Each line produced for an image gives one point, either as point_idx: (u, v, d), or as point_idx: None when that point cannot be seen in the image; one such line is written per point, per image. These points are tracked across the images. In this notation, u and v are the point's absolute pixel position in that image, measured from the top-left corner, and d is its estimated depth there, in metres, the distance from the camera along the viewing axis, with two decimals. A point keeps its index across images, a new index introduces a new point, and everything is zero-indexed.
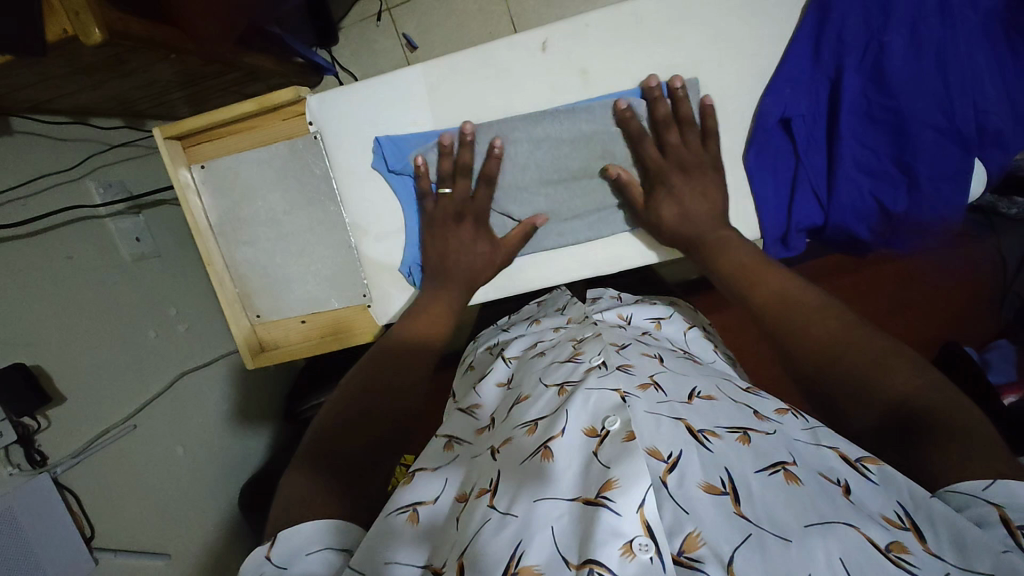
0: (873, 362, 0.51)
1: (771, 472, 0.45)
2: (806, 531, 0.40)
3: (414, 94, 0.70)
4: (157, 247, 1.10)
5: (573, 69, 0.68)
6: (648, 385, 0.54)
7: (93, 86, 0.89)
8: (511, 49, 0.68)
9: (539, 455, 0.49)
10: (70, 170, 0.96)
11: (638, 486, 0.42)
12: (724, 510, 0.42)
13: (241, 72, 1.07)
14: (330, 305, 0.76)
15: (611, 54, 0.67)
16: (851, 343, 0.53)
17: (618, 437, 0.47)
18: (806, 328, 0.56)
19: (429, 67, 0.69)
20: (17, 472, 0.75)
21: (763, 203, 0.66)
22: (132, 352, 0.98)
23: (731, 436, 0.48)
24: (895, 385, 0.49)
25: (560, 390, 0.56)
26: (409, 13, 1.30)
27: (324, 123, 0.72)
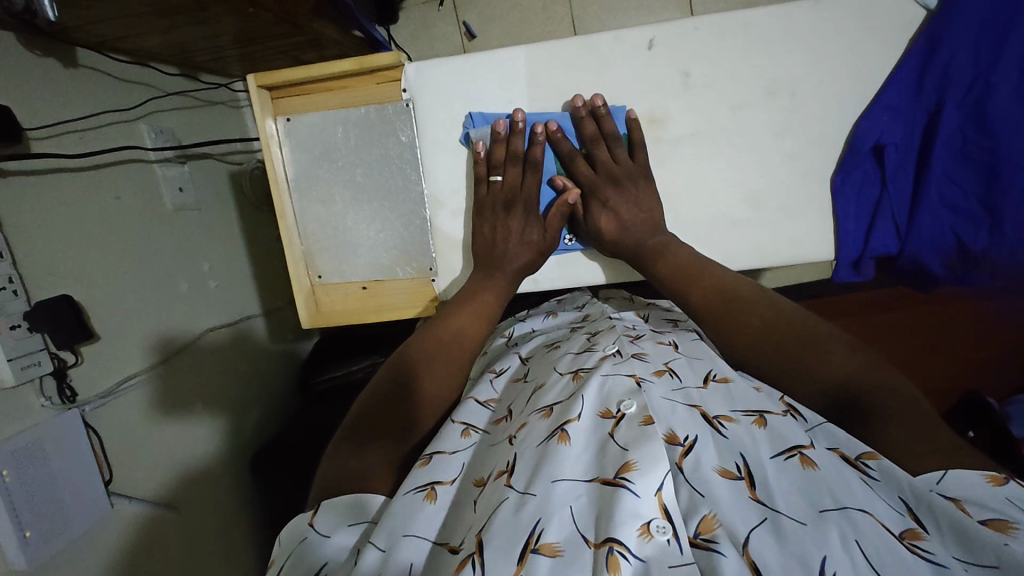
0: (808, 345, 0.55)
1: (787, 457, 0.45)
2: (822, 515, 0.40)
3: (514, 75, 0.71)
4: (197, 199, 1.09)
5: (675, 71, 0.68)
6: (663, 371, 0.56)
7: (164, 31, 0.89)
8: (617, 43, 0.69)
9: (555, 438, 0.48)
10: (126, 111, 0.95)
11: (657, 470, 0.43)
12: (739, 493, 0.43)
13: (305, 37, 1.07)
14: (395, 275, 0.76)
15: (708, 61, 0.68)
16: (786, 326, 0.58)
17: (635, 420, 0.48)
18: (744, 317, 0.60)
19: (531, 51, 0.70)
20: (48, 405, 0.73)
21: (844, 227, 0.67)
22: (163, 300, 0.97)
23: (747, 422, 0.49)
24: (798, 340, 0.56)
25: (573, 375, 0.57)
26: (471, 3, 1.31)
27: (417, 92, 0.72)
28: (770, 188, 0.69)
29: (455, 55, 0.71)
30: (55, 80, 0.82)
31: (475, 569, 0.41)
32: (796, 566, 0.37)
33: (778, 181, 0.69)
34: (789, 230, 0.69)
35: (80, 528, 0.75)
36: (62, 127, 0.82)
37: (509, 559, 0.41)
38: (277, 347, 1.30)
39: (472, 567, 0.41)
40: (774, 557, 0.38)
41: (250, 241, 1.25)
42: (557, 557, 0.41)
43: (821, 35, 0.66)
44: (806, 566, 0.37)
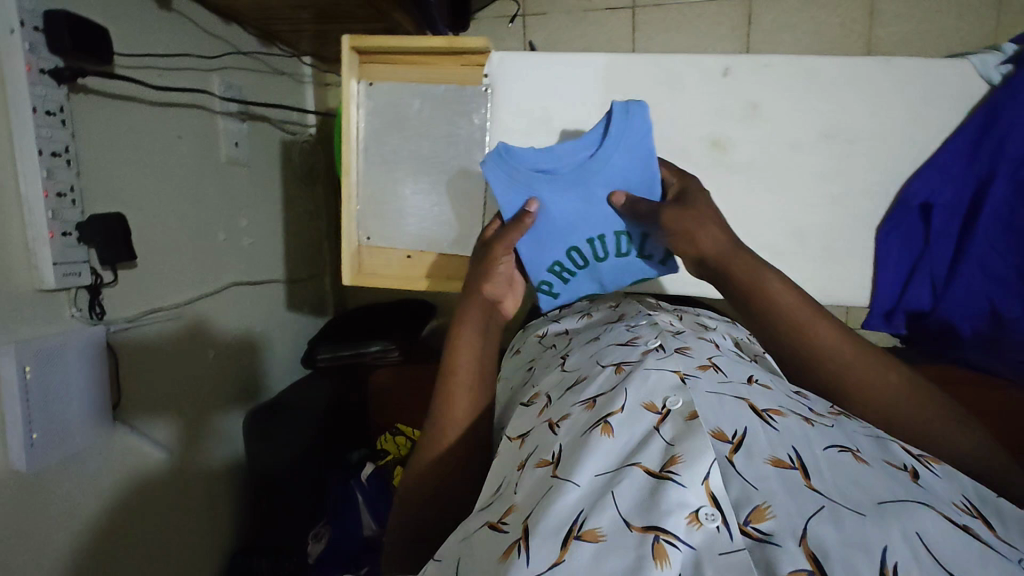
0: (943, 426, 0.54)
1: (840, 451, 0.46)
2: (882, 507, 0.41)
3: (591, 78, 0.74)
4: (249, 156, 1.13)
5: (741, 101, 0.72)
6: (708, 367, 0.55)
7: None
8: (691, 65, 0.72)
9: (597, 428, 0.48)
10: (203, 60, 0.99)
11: (703, 460, 0.44)
12: (794, 482, 0.43)
13: (381, 24, 1.11)
14: (439, 247, 0.79)
15: (774, 101, 0.72)
16: (914, 407, 0.55)
17: (682, 415, 0.48)
18: (870, 391, 0.56)
19: (610, 59, 0.73)
20: (77, 315, 0.74)
21: (883, 276, 0.72)
22: (201, 244, 0.99)
23: (796, 416, 0.49)
24: (928, 422, 0.55)
25: (615, 369, 0.57)
26: (540, 24, 1.37)
27: (497, 79, 0.76)
28: (817, 229, 0.73)
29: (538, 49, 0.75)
30: (148, 16, 0.86)
31: (521, 552, 0.42)
32: (857, 553, 0.37)
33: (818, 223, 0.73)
34: (823, 273, 0.73)
35: (80, 445, 0.75)
36: (145, 59, 0.85)
37: (554, 543, 0.42)
38: (293, 314, 1.32)
39: (518, 551, 0.42)
40: (831, 539, 0.38)
41: (287, 208, 1.28)
42: (599, 542, 0.41)
43: (883, 95, 0.70)
44: (867, 551, 0.37)
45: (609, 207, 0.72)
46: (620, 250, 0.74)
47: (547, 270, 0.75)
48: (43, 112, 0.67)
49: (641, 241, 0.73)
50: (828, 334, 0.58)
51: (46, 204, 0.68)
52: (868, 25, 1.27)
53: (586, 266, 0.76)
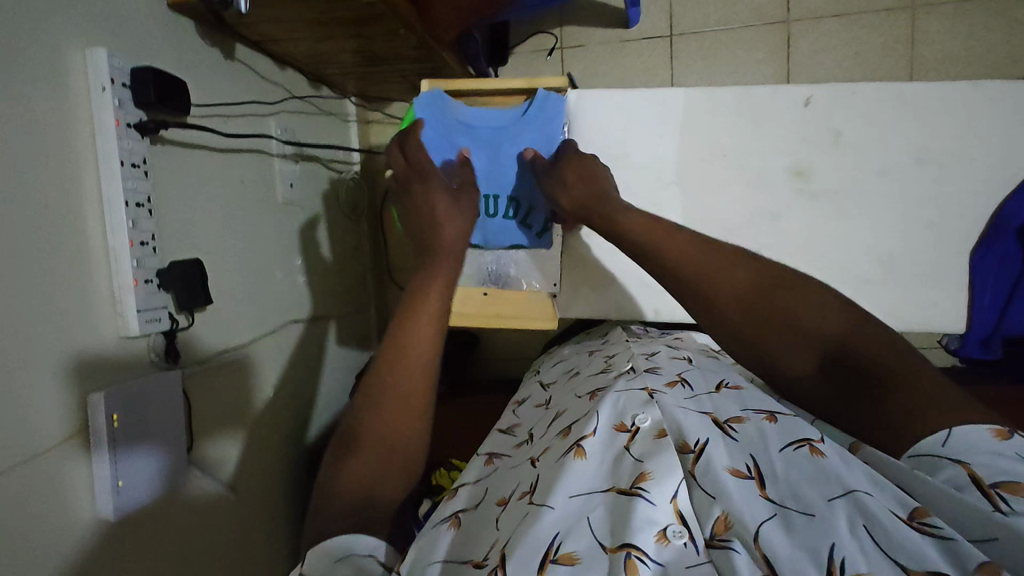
0: (809, 304, 0.57)
1: (796, 447, 0.51)
2: (830, 503, 0.45)
3: (671, 115, 0.82)
4: (302, 197, 1.16)
5: (826, 129, 0.80)
6: (676, 384, 0.67)
7: (317, 40, 0.97)
8: (773, 96, 0.80)
9: (573, 453, 0.55)
10: (263, 106, 1.02)
11: (670, 479, 0.49)
12: (749, 491, 0.48)
13: (429, 65, 1.14)
14: (518, 285, 0.92)
15: (859, 126, 0.79)
16: (766, 284, 0.60)
17: (649, 435, 0.55)
18: (721, 279, 0.62)
19: (688, 98, 0.82)
20: (156, 360, 0.74)
21: (979, 304, 0.79)
22: (261, 284, 1.01)
23: (756, 420, 0.56)
24: (798, 304, 0.58)
25: (589, 398, 0.70)
26: (578, 57, 1.40)
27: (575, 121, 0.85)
28: (908, 256, 0.80)
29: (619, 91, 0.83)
30: (215, 67, 0.89)
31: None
32: (805, 554, 0.42)
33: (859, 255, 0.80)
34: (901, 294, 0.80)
35: (161, 492, 0.74)
36: (214, 109, 0.88)
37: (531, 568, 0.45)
38: (342, 351, 1.32)
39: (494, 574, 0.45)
40: (783, 545, 0.43)
41: (336, 245, 1.30)
42: (574, 564, 0.45)
43: (954, 116, 0.77)
44: (815, 555, 0.42)
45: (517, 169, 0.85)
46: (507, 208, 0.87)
47: None
48: (130, 165, 0.69)
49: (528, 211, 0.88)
50: (683, 243, 0.65)
51: (132, 253, 0.69)
52: (910, 44, 1.27)
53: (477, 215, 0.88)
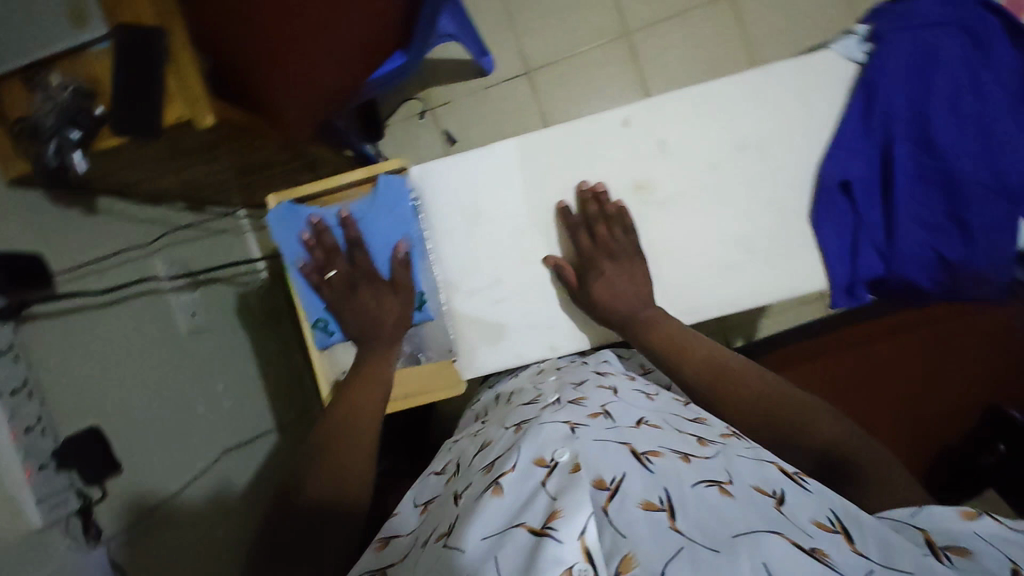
0: (806, 409, 0.68)
1: (707, 485, 0.55)
2: (734, 539, 0.49)
3: (510, 165, 0.82)
4: (210, 322, 1.13)
5: (653, 140, 0.81)
6: (597, 415, 0.68)
7: (176, 171, 0.96)
8: (595, 123, 0.81)
9: (490, 492, 0.58)
10: (140, 248, 1.00)
11: (579, 516, 0.51)
12: (659, 524, 0.50)
13: (303, 161, 1.15)
14: (417, 360, 0.87)
15: (682, 129, 0.80)
16: (775, 394, 0.70)
17: (566, 469, 0.57)
18: (739, 381, 0.73)
19: (523, 143, 0.82)
20: (73, 545, 0.71)
21: (830, 259, 0.78)
22: (182, 425, 0.98)
23: (673, 456, 0.59)
24: (800, 407, 0.68)
25: (516, 429, 0.70)
26: (449, 113, 1.44)
27: (423, 191, 0.84)
28: (760, 234, 0.80)
29: (459, 152, 0.83)
30: (73, 226, 0.87)
31: None
32: None
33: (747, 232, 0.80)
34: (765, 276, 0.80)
35: None
36: (83, 267, 0.86)
37: None
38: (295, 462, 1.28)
39: None
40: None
41: (260, 357, 1.27)
42: None
43: (775, 94, 0.79)
44: None
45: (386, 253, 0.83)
46: None
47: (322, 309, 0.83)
48: None
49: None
50: (706, 348, 0.77)
51: (15, 444, 0.66)
52: (739, 27, 1.38)
53: None
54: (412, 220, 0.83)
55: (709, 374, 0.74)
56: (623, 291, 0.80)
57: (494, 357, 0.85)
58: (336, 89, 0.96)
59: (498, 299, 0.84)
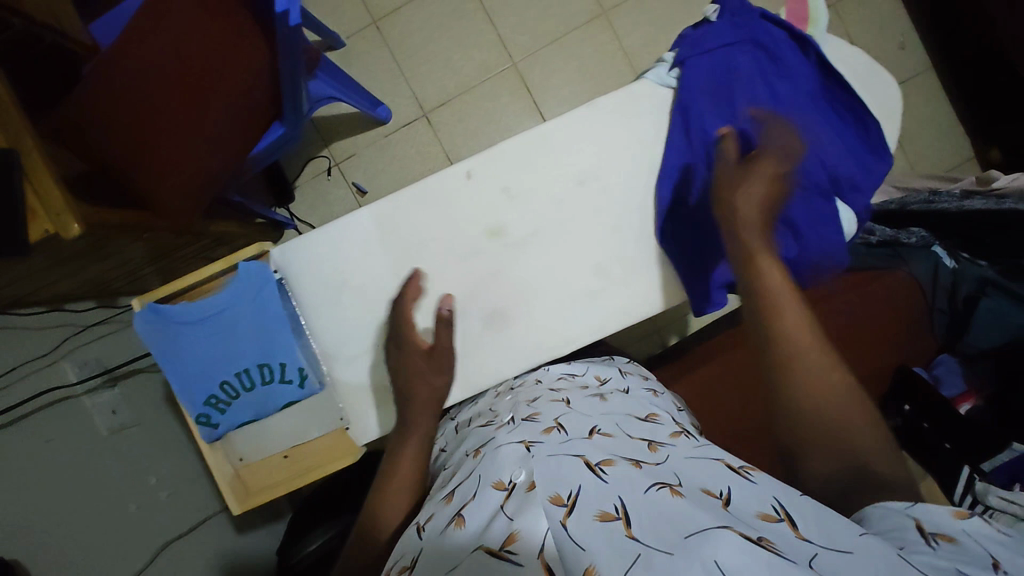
0: (850, 426, 0.61)
1: (657, 489, 0.53)
2: (686, 539, 0.46)
3: (364, 231, 0.85)
4: (135, 416, 1.11)
5: (498, 188, 0.85)
6: (552, 429, 0.66)
7: (71, 275, 0.91)
8: (440, 180, 0.85)
9: (454, 523, 0.56)
10: (44, 356, 0.98)
11: (536, 534, 0.49)
12: (615, 534, 0.48)
13: (211, 239, 1.13)
14: (312, 434, 0.88)
15: (521, 176, 0.85)
16: (839, 400, 0.62)
17: (523, 488, 0.55)
18: (809, 370, 0.62)
19: (374, 209, 0.85)
20: None
21: (683, 274, 0.84)
22: (112, 530, 0.96)
23: (624, 463, 0.58)
24: (847, 424, 0.61)
25: (474, 454, 0.68)
26: (355, 165, 1.46)
27: (286, 269, 0.85)
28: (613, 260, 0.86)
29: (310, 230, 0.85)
30: None
31: None
32: None
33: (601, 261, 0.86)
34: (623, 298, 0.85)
35: None
36: None
37: None
38: (248, 538, 1.27)
39: None
40: None
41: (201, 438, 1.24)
42: None
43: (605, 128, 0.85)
44: None
45: (251, 340, 0.84)
46: (264, 378, 0.85)
47: (203, 404, 0.84)
48: None
49: (282, 368, 0.85)
50: (795, 317, 0.64)
51: None
52: (617, 42, 1.45)
53: (240, 397, 0.85)
54: (279, 298, 0.85)
55: (779, 347, 0.64)
56: (747, 218, 0.71)
57: (385, 418, 0.86)
58: (213, 173, 1.00)
59: (379, 361, 0.86)
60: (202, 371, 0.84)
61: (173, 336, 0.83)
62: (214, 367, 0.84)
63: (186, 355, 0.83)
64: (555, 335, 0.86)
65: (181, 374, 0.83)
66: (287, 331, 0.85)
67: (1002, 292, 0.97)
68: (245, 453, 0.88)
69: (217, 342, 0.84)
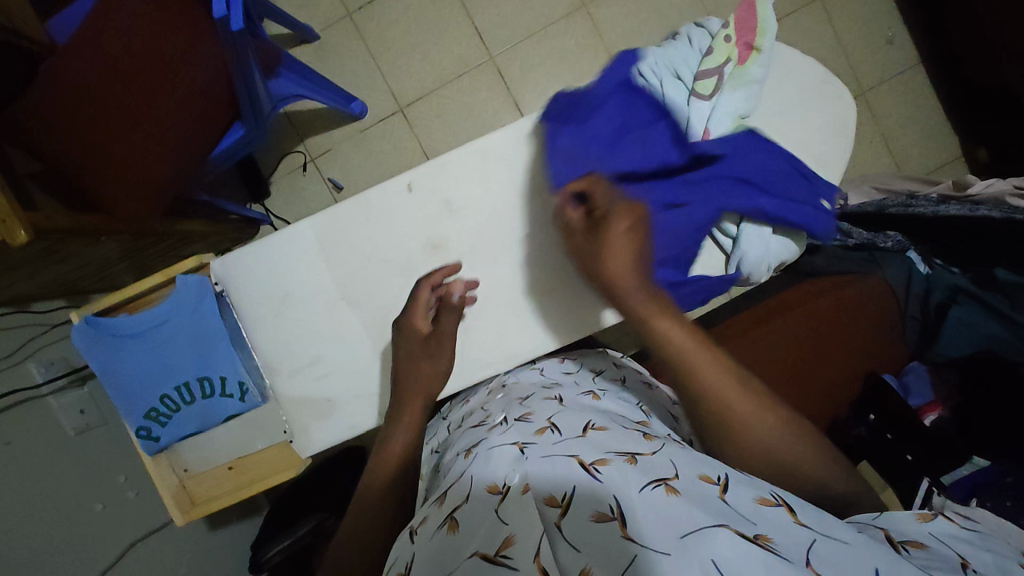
0: (806, 462, 0.59)
1: (654, 485, 0.48)
2: (684, 540, 0.43)
3: (309, 241, 0.87)
4: (100, 416, 1.12)
5: (438, 200, 0.87)
6: (545, 429, 0.60)
7: (29, 277, 0.90)
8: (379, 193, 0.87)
9: (446, 528, 0.50)
10: (8, 357, 0.97)
11: (531, 536, 0.45)
12: (610, 536, 0.44)
13: (178, 239, 1.12)
14: (255, 446, 0.92)
15: (462, 187, 0.87)
16: (781, 443, 0.59)
17: (518, 490, 0.50)
18: (742, 423, 0.60)
19: (317, 221, 0.87)
20: None
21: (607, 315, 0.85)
22: (76, 531, 0.97)
23: (619, 459, 0.53)
24: (802, 460, 0.59)
25: (465, 455, 0.63)
26: (331, 161, 1.45)
27: (227, 280, 0.88)
28: (549, 279, 0.86)
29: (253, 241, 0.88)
30: None
31: None
32: None
33: (539, 275, 0.87)
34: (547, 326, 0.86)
35: None
36: None
37: None
38: (220, 533, 1.29)
39: None
40: None
41: None
42: None
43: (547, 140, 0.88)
44: None
45: (190, 355, 0.88)
46: (204, 392, 0.89)
47: (144, 417, 0.88)
48: None
49: (222, 382, 0.89)
50: (714, 371, 0.62)
51: None
52: (597, 36, 1.42)
53: (180, 410, 0.89)
54: (217, 312, 0.89)
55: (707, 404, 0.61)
56: (618, 272, 0.72)
57: (329, 431, 0.89)
58: (168, 177, 0.99)
59: (320, 374, 0.88)
60: (144, 386, 0.87)
61: (114, 351, 0.86)
62: (154, 381, 0.88)
63: (128, 369, 0.87)
64: (499, 347, 0.87)
65: (123, 387, 0.87)
66: (226, 345, 0.89)
67: (973, 300, 0.96)
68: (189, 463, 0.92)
69: (158, 356, 0.87)
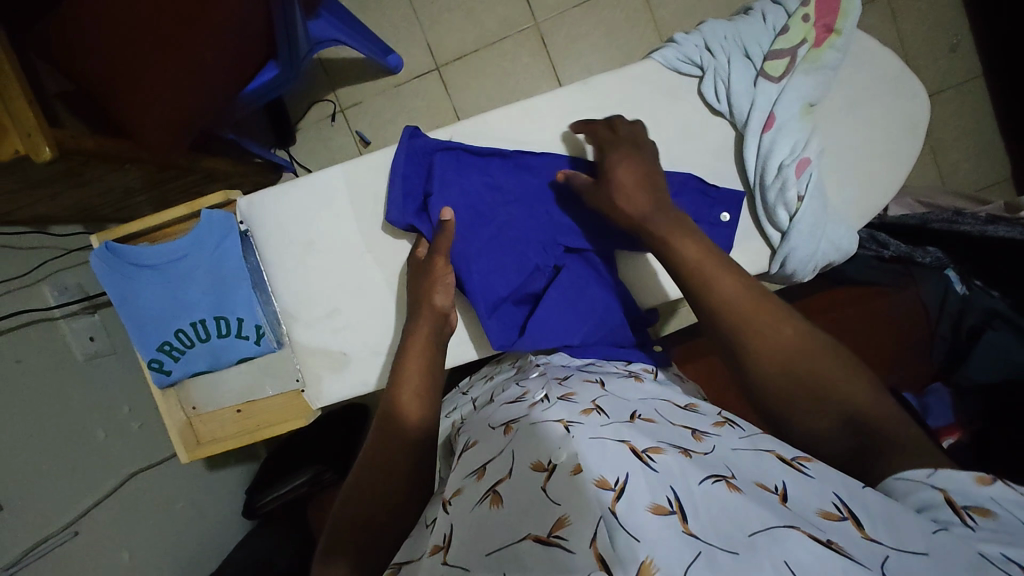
0: (837, 380, 0.60)
1: (712, 481, 0.47)
2: (751, 539, 0.42)
3: (339, 189, 0.87)
4: (111, 344, 1.12)
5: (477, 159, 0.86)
6: (590, 410, 0.57)
7: (51, 197, 0.88)
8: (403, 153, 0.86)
9: (488, 502, 0.50)
10: (24, 277, 0.96)
11: (588, 520, 0.44)
12: (669, 529, 0.43)
13: (200, 176, 1.10)
14: (265, 392, 0.91)
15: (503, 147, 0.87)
16: (807, 352, 0.62)
17: (566, 470, 0.48)
18: (763, 334, 0.63)
19: (348, 168, 0.87)
20: None
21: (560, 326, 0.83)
22: (78, 456, 0.98)
23: (673, 452, 0.50)
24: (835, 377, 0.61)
25: (504, 429, 0.60)
26: (361, 113, 1.41)
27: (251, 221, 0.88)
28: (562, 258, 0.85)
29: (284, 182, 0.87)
30: None
31: None
32: None
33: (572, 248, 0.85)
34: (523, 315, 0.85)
35: None
36: None
37: None
38: (218, 474, 1.30)
39: None
40: None
41: None
42: None
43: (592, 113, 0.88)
44: None
45: (207, 292, 0.87)
46: (219, 331, 0.88)
47: (157, 349, 0.87)
48: None
49: (239, 324, 0.88)
50: (733, 287, 0.66)
51: None
52: (648, 11, 1.36)
53: (194, 346, 0.88)
54: (239, 253, 0.87)
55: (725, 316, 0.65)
56: (643, 219, 0.75)
57: (339, 386, 0.88)
58: (203, 114, 0.95)
59: (336, 327, 0.88)
60: (159, 317, 0.87)
61: (132, 280, 0.86)
62: (169, 314, 0.87)
63: (144, 299, 0.86)
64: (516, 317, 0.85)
65: (138, 316, 0.86)
66: (247, 287, 0.87)
67: (1009, 327, 0.92)
68: (196, 400, 0.92)
69: (175, 290, 0.86)
